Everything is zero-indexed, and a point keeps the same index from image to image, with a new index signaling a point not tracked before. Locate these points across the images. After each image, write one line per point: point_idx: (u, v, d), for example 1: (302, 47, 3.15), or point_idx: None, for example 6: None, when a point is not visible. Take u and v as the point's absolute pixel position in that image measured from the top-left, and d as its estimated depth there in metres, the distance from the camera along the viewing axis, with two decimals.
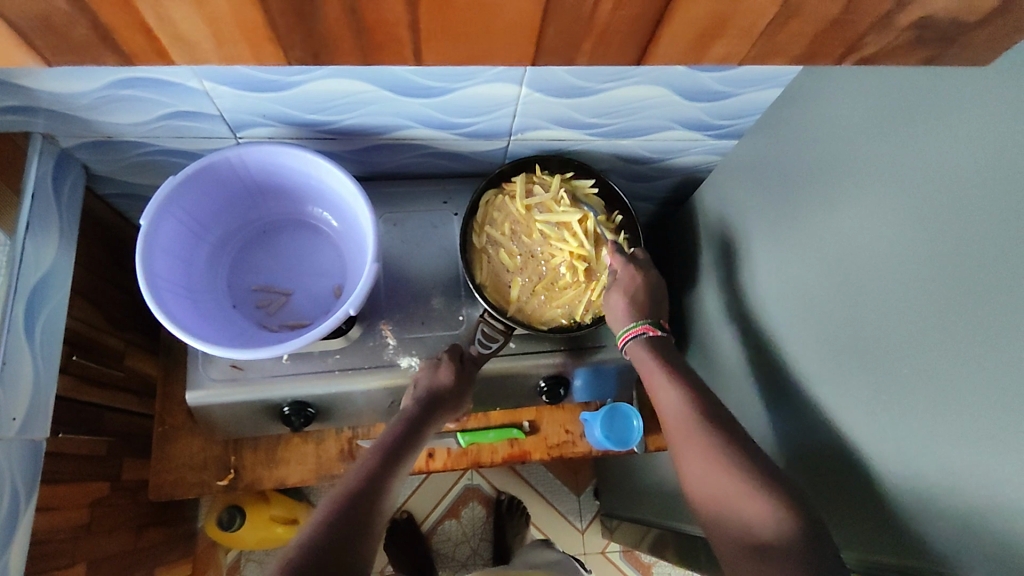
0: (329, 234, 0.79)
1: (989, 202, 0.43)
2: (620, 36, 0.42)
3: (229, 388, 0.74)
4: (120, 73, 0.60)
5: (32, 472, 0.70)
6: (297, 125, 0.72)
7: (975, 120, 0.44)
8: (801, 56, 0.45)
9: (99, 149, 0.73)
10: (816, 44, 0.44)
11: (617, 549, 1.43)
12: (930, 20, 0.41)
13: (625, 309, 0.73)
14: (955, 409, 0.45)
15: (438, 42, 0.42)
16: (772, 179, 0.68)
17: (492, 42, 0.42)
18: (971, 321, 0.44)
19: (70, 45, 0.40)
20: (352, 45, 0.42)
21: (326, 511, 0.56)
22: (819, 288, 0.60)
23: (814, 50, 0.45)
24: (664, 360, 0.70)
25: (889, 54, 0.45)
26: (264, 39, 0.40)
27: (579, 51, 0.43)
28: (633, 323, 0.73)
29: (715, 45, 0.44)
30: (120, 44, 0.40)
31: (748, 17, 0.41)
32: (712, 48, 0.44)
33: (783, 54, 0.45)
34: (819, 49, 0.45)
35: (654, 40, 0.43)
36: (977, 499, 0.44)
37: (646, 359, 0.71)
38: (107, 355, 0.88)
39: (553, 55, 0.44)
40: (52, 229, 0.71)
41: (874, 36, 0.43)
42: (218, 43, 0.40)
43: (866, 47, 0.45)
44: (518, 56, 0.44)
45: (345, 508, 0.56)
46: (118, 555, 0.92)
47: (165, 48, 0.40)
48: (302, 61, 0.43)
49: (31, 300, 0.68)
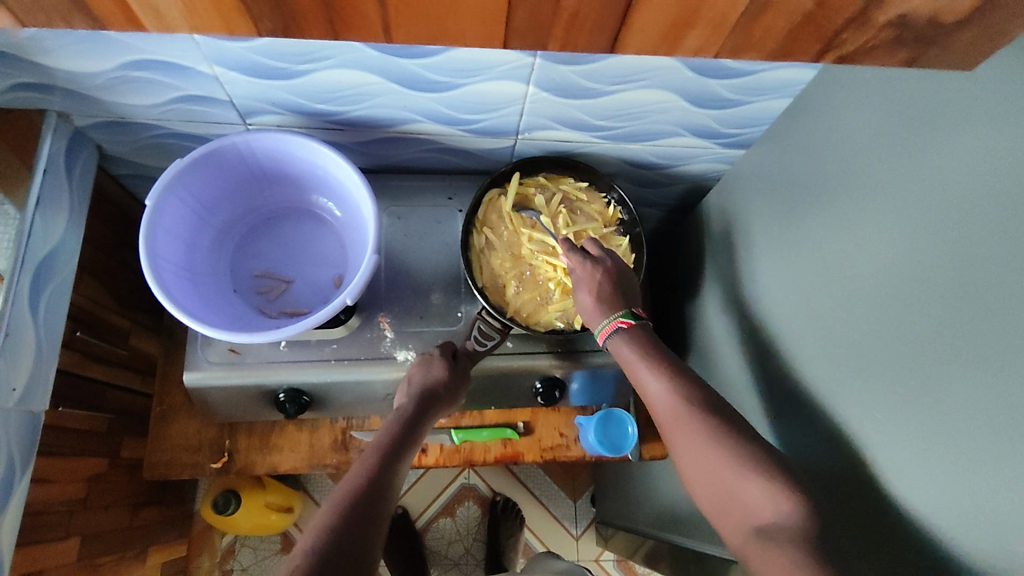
0: (332, 224, 0.80)
1: (993, 217, 0.42)
2: (588, 26, 0.42)
3: (225, 371, 0.75)
4: (132, 55, 0.61)
5: (29, 443, 0.71)
6: (305, 114, 0.72)
7: (983, 133, 0.43)
8: (776, 52, 0.45)
9: (112, 130, 0.74)
10: (793, 39, 0.43)
11: (611, 557, 1.42)
12: (906, 19, 0.41)
13: (591, 306, 0.70)
14: (948, 430, 0.44)
15: (407, 22, 0.42)
16: (778, 189, 0.68)
17: (458, 23, 0.42)
18: (968, 340, 0.43)
19: (46, 10, 0.40)
20: (321, 18, 0.42)
21: (331, 511, 0.56)
22: (819, 300, 0.59)
23: (791, 46, 0.44)
24: (647, 352, 0.66)
25: (867, 53, 0.45)
26: (233, 10, 0.40)
27: (550, 36, 0.43)
28: (608, 318, 0.69)
29: (688, 36, 0.43)
30: (93, 12, 0.40)
31: (717, 8, 0.40)
32: (686, 39, 0.43)
33: (754, 49, 0.44)
34: (796, 45, 0.44)
35: (633, 27, 0.42)
36: (966, 522, 0.43)
37: (629, 356, 0.67)
38: (112, 333, 0.90)
39: (524, 39, 0.44)
40: (62, 205, 0.73)
41: (850, 33, 0.43)
42: (188, 14, 0.40)
43: (843, 45, 0.44)
44: (486, 36, 0.44)
45: (350, 507, 0.56)
46: (113, 531, 0.93)
47: (135, 17, 0.41)
48: (273, 34, 0.43)
49: (37, 274, 0.69)
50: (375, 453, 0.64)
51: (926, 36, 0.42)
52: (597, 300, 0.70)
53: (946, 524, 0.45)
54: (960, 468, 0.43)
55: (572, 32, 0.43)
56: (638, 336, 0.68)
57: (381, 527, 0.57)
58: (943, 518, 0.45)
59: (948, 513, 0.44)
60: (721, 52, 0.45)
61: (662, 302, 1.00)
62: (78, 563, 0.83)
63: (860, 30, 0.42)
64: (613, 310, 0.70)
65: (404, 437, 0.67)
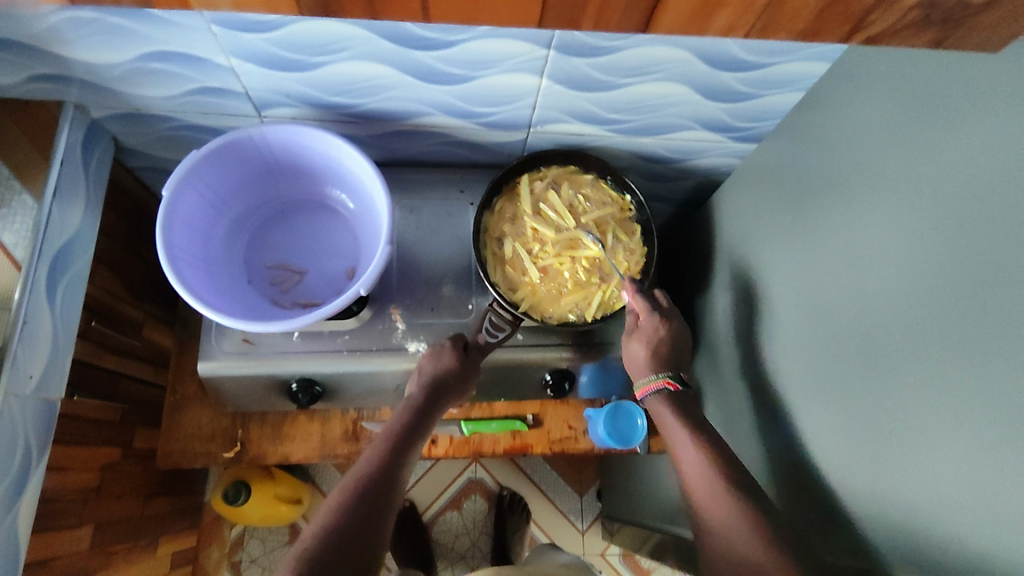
0: (345, 216, 0.80)
1: (1005, 206, 0.42)
2: (620, 5, 0.42)
3: (238, 361, 0.76)
4: (151, 46, 0.61)
5: (46, 430, 0.71)
6: (320, 106, 0.73)
7: (995, 124, 0.44)
8: (806, 32, 0.45)
9: (128, 121, 0.75)
10: (823, 20, 0.43)
11: (617, 552, 1.42)
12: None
13: (643, 359, 0.72)
14: (954, 417, 0.45)
15: None
16: (789, 182, 0.68)
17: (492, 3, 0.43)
18: (979, 329, 0.43)
19: None
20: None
21: (338, 503, 0.58)
22: (829, 293, 0.60)
23: (820, 25, 0.44)
24: (683, 414, 0.67)
25: (896, 33, 0.44)
26: None
27: (584, 13, 0.43)
28: (657, 376, 0.70)
29: (718, 15, 0.43)
30: None
31: None
32: (716, 18, 0.43)
33: (783, 30, 0.45)
34: (826, 25, 0.44)
35: (660, 5, 0.42)
36: (967, 511, 0.44)
37: (665, 415, 0.68)
38: (125, 324, 0.90)
39: (558, 16, 0.44)
40: (79, 195, 0.73)
41: (878, 14, 0.42)
42: None
43: (871, 26, 0.44)
44: (519, 14, 0.44)
45: (356, 499, 0.59)
46: (125, 520, 0.94)
47: None
48: (312, 10, 0.43)
49: (54, 263, 0.70)
50: (385, 443, 0.66)
51: (952, 16, 0.41)
52: (649, 353, 0.72)
53: (950, 511, 0.45)
54: (965, 455, 0.44)
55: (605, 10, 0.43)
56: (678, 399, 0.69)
57: (385, 518, 0.60)
58: (946, 507, 0.45)
59: (950, 501, 0.45)
60: (750, 32, 0.45)
61: (671, 297, 1.00)
62: (91, 551, 0.84)
63: (888, 11, 0.42)
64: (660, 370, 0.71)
65: (414, 428, 0.68)
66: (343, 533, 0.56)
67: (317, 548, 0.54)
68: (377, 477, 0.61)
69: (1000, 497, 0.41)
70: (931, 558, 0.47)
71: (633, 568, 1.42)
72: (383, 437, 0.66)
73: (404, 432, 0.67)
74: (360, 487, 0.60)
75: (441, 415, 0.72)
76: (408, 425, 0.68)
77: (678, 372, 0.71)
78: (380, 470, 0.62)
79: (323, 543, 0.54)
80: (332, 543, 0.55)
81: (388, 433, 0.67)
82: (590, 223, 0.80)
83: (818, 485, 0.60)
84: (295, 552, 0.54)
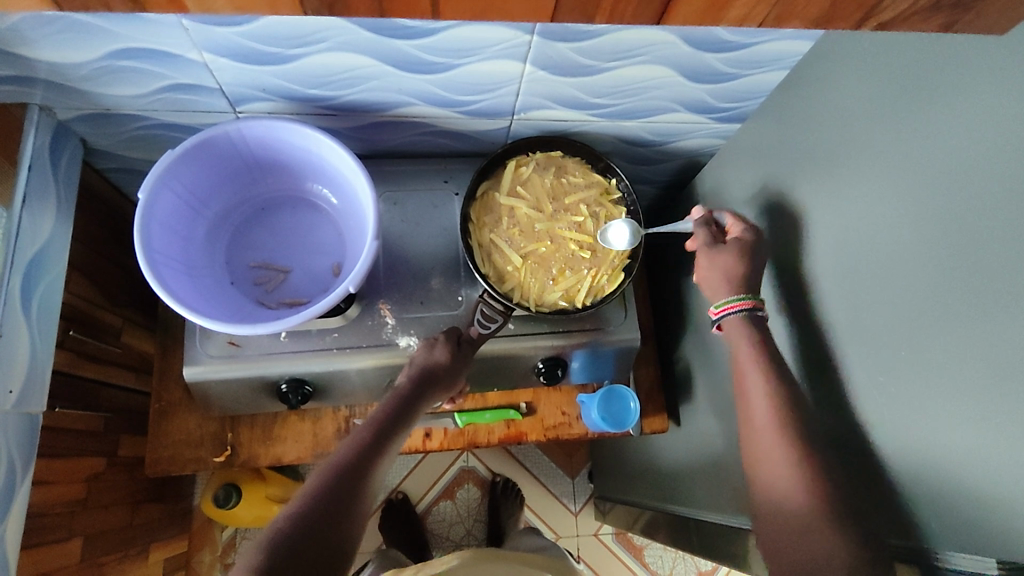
0: (327, 211, 0.78)
1: (993, 181, 0.43)
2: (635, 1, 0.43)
3: (225, 364, 0.74)
4: (119, 43, 0.59)
5: (29, 445, 0.70)
6: (297, 99, 0.71)
7: (980, 101, 0.45)
8: (818, 20, 0.46)
9: (97, 122, 0.72)
10: (835, 7, 0.45)
11: (610, 532, 1.44)
12: None
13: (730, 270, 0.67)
14: (949, 388, 0.46)
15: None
16: (775, 161, 0.68)
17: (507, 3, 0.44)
18: (972, 301, 0.44)
19: None
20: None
21: (315, 485, 0.57)
22: (818, 272, 0.60)
23: (832, 12, 0.45)
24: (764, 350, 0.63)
25: (906, 20, 0.45)
26: None
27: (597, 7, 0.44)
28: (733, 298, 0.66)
29: (733, 6, 0.44)
30: None
31: None
32: (730, 10, 0.44)
33: (796, 17, 0.46)
34: (837, 13, 0.45)
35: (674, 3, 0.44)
36: (968, 475, 0.45)
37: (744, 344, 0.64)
38: (104, 331, 0.88)
39: (570, 12, 0.45)
40: (49, 201, 0.71)
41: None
42: None
43: (882, 14, 0.45)
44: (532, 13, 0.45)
45: (333, 484, 0.58)
46: (114, 530, 0.92)
47: None
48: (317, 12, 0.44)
49: (28, 272, 0.68)
50: (369, 428, 0.64)
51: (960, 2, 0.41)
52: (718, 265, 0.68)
53: (948, 477, 0.46)
54: (962, 424, 0.45)
55: (618, 6, 0.44)
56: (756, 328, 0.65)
57: (360, 509, 0.58)
58: (945, 473, 0.47)
59: (947, 467, 0.46)
60: (764, 20, 0.46)
61: (658, 280, 1.01)
62: (82, 564, 0.82)
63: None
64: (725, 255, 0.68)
65: (398, 416, 0.67)
66: (317, 522, 0.54)
67: (289, 530, 0.53)
68: (358, 467, 0.60)
69: (999, 463, 0.42)
70: (929, 523, 0.48)
71: (626, 546, 1.44)
72: (368, 424, 0.65)
73: (390, 421, 0.66)
74: (341, 475, 0.59)
75: (429, 407, 0.71)
76: (395, 415, 0.67)
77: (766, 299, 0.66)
78: (361, 454, 0.61)
79: (295, 525, 0.53)
80: (305, 524, 0.54)
81: (374, 421, 0.66)
82: (577, 205, 0.79)
83: None
84: (267, 533, 0.53)
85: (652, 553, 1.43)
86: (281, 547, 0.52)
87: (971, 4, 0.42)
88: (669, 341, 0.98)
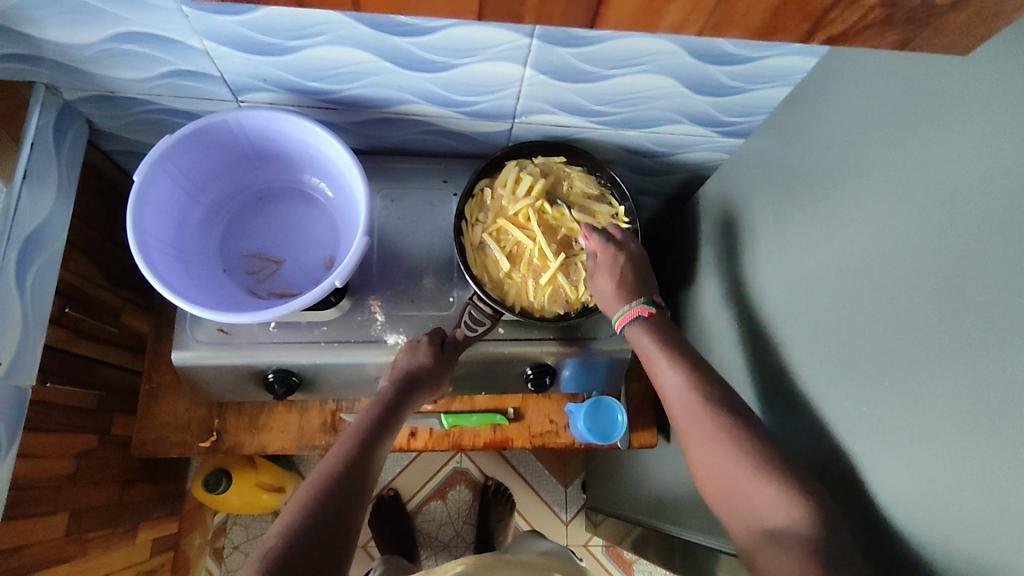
0: (323, 204, 0.79)
1: (987, 211, 0.41)
2: (560, 8, 0.40)
3: (213, 351, 0.75)
4: (120, 26, 0.60)
5: (16, 419, 0.70)
6: (298, 92, 0.71)
7: (976, 127, 0.43)
8: (760, 31, 0.42)
9: (102, 104, 0.73)
10: (779, 17, 0.41)
11: (600, 543, 1.42)
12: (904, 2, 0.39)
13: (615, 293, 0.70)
14: (936, 423, 0.44)
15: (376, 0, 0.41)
16: (776, 176, 0.67)
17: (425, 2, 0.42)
18: (961, 333, 0.42)
19: None
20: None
21: (305, 501, 0.56)
22: (812, 292, 0.59)
23: (775, 24, 0.42)
24: (665, 340, 0.66)
25: (857, 35, 0.42)
26: None
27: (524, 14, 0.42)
28: (629, 305, 0.69)
29: (668, 11, 0.40)
30: None
31: None
32: (665, 14, 0.40)
33: (737, 28, 0.42)
34: (782, 24, 0.42)
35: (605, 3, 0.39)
36: (945, 514, 0.43)
37: (646, 342, 0.67)
38: (103, 311, 0.89)
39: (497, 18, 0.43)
40: (51, 179, 0.72)
41: (838, 13, 0.40)
42: None
43: (832, 27, 0.41)
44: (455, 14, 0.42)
45: (322, 497, 0.56)
46: (102, 508, 0.93)
47: None
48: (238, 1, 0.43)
49: (25, 246, 0.69)
50: (353, 439, 0.63)
51: (950, 25, 0.39)
52: (619, 285, 0.70)
53: (930, 515, 0.44)
54: (948, 457, 0.43)
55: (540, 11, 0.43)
56: (656, 325, 0.68)
57: (354, 521, 0.57)
58: (926, 512, 0.45)
59: (927, 503, 0.44)
60: (703, 28, 0.42)
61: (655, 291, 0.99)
62: (67, 539, 0.84)
63: (849, 9, 0.39)
64: (632, 298, 0.69)
65: (381, 423, 0.66)
66: (310, 540, 0.53)
67: (285, 546, 0.51)
68: (346, 476, 0.59)
69: (981, 502, 0.40)
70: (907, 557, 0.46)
71: (616, 559, 1.42)
72: (351, 433, 0.64)
73: (374, 428, 0.65)
74: (330, 486, 0.57)
75: (412, 412, 0.70)
76: (378, 422, 0.66)
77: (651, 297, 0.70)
78: (347, 462, 0.60)
79: (291, 540, 0.52)
80: (302, 539, 0.52)
81: (357, 430, 0.65)
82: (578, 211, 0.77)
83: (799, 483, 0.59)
84: (260, 552, 0.51)
85: (641, 567, 1.42)
86: (280, 565, 0.50)
87: (928, 20, 0.39)
88: None
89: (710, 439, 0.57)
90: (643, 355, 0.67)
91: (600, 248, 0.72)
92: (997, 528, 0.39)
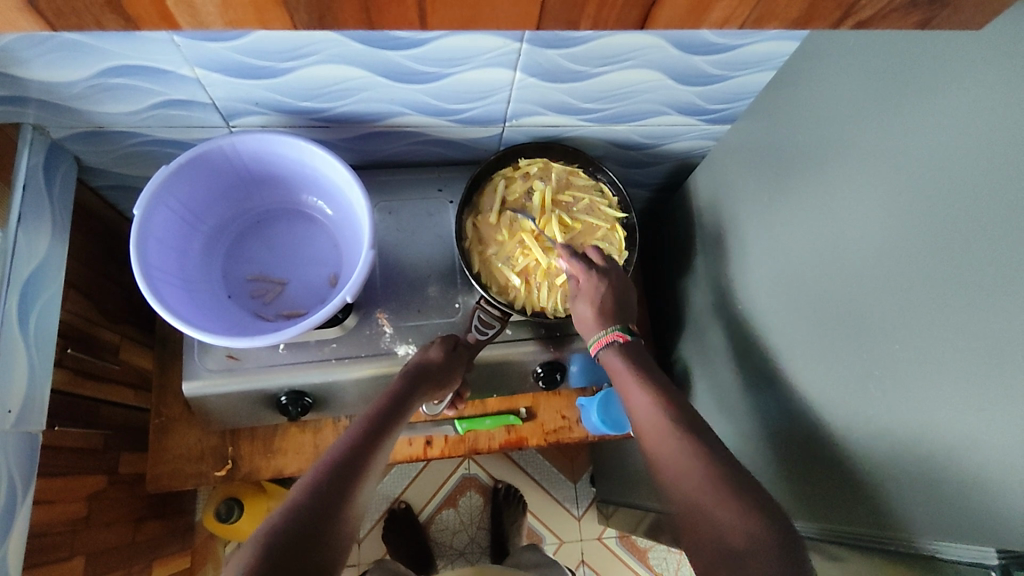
0: (323, 222, 0.79)
1: (977, 175, 0.43)
2: (620, 4, 0.43)
3: (225, 378, 0.74)
4: (110, 61, 0.59)
5: (30, 466, 0.69)
6: (290, 113, 0.71)
7: (961, 97, 0.45)
8: (796, 21, 0.46)
9: (90, 140, 0.73)
10: (815, 6, 0.44)
11: (613, 535, 1.44)
12: None
13: (592, 319, 0.71)
14: (942, 380, 0.45)
15: (442, 7, 0.43)
16: (763, 159, 0.69)
17: (493, 7, 0.43)
18: (961, 292, 0.44)
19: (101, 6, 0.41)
20: (358, 7, 0.43)
21: (311, 477, 0.54)
22: (810, 266, 0.61)
23: (813, 12, 0.45)
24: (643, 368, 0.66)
25: (885, 17, 0.44)
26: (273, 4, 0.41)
27: (582, 14, 0.44)
28: (605, 331, 0.70)
29: (715, 8, 0.44)
30: (126, 8, 0.41)
31: None
32: (713, 12, 0.44)
33: (777, 19, 0.46)
34: (818, 12, 0.45)
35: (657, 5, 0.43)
36: (955, 465, 0.45)
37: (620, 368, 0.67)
38: (103, 349, 0.88)
39: (555, 20, 0.45)
40: (44, 220, 0.70)
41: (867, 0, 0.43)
42: (224, 6, 0.41)
43: (862, 11, 0.44)
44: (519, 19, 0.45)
45: (328, 475, 0.54)
46: (117, 548, 0.92)
47: (170, 12, 0.41)
48: (308, 25, 0.44)
49: (25, 290, 0.68)
50: (362, 424, 0.62)
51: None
52: (596, 313, 0.71)
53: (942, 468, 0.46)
54: (951, 410, 0.44)
55: (603, 10, 0.44)
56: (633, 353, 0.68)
57: (355, 504, 0.54)
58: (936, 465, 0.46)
59: (943, 459, 0.46)
60: (744, 23, 0.46)
61: (651, 281, 1.01)
62: None
63: None
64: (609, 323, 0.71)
65: (391, 411, 0.65)
66: (314, 513, 0.50)
67: (287, 518, 0.49)
68: (353, 457, 0.57)
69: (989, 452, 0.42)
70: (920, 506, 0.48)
71: (630, 549, 1.43)
72: (360, 421, 0.63)
73: (385, 415, 0.64)
74: (336, 465, 0.55)
75: (422, 404, 0.69)
76: (388, 409, 0.64)
77: (626, 324, 0.71)
78: (354, 444, 0.58)
79: (294, 513, 0.50)
80: (303, 515, 0.50)
81: (367, 417, 0.63)
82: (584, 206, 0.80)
83: (813, 453, 0.61)
84: (263, 527, 0.49)
85: (655, 555, 1.43)
86: (281, 537, 0.48)
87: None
88: (665, 343, 0.99)
89: (665, 433, 0.58)
90: (617, 379, 0.67)
91: (582, 275, 0.73)
92: (999, 467, 0.41)
